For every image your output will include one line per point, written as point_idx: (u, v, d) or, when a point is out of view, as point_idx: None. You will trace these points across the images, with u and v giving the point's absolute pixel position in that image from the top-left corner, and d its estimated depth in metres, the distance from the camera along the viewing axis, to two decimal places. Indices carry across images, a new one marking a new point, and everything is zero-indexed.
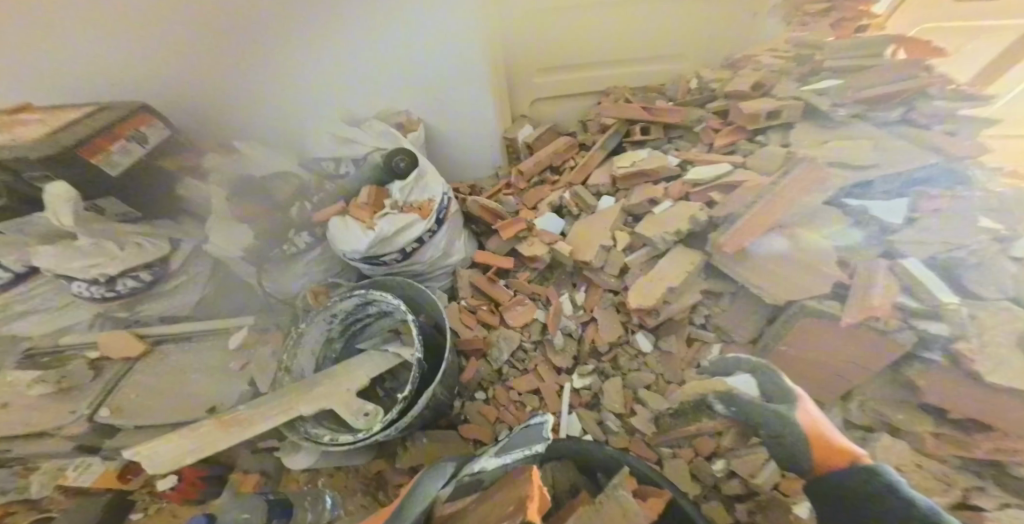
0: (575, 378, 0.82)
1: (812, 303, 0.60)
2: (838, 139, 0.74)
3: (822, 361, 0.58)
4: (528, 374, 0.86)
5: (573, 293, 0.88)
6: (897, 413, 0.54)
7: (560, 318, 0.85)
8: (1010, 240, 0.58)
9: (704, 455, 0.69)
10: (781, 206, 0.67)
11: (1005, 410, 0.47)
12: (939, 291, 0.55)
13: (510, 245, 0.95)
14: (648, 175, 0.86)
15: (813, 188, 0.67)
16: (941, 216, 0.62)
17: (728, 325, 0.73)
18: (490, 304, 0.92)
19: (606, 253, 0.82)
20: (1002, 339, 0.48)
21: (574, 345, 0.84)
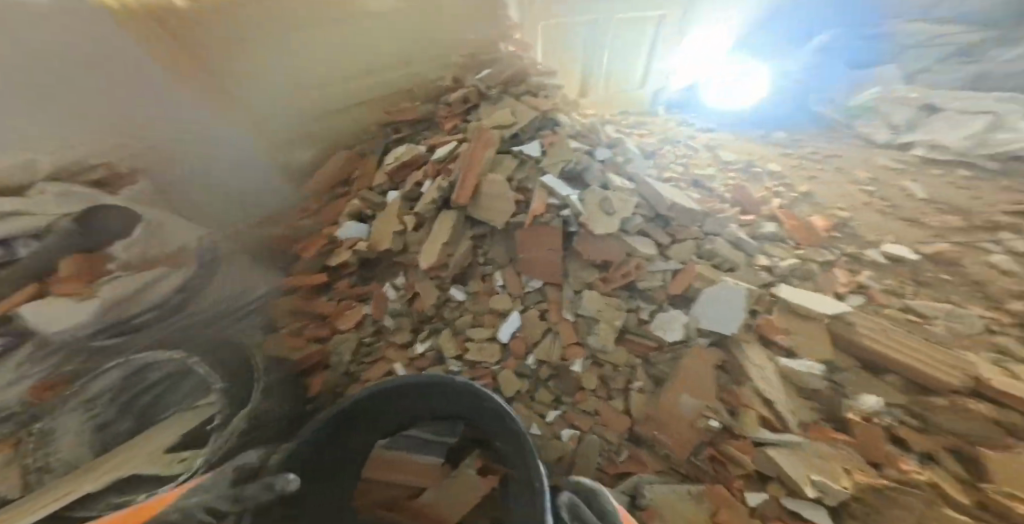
0: (418, 345, 0.95)
1: (515, 220, 0.94)
2: (502, 111, 1.10)
3: (541, 256, 0.93)
4: (377, 363, 0.95)
5: (393, 281, 1.01)
6: (584, 271, 0.93)
7: (386, 305, 0.98)
8: (593, 150, 1.08)
9: (521, 357, 0.91)
10: (477, 160, 0.99)
11: (604, 246, 0.92)
12: (563, 190, 0.95)
13: (320, 263, 1.03)
14: (411, 166, 1.07)
15: (486, 146, 1.01)
16: (554, 145, 1.04)
17: (497, 257, 0.98)
18: (317, 319, 0.99)
19: (402, 237, 1.00)
20: (592, 207, 0.94)
21: (407, 321, 0.97)
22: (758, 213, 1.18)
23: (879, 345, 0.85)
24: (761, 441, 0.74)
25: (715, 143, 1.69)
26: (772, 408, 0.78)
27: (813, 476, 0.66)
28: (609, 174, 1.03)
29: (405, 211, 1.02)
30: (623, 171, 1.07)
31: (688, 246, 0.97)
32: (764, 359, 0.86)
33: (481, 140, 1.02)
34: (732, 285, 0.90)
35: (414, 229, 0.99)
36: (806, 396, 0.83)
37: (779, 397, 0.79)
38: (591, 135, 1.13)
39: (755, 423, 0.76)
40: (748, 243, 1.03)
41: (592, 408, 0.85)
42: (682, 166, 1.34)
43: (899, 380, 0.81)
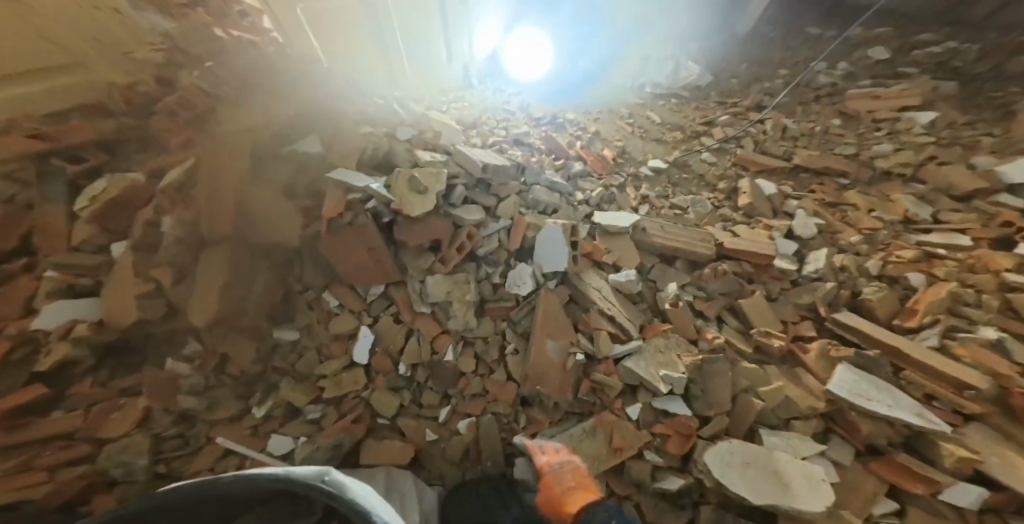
0: (256, 411, 0.75)
1: (308, 231, 0.81)
2: (255, 105, 0.88)
3: (360, 259, 0.81)
4: (203, 449, 0.69)
5: (180, 351, 0.74)
6: (419, 259, 0.85)
7: (179, 385, 0.71)
8: (395, 132, 1.01)
9: (389, 369, 0.81)
10: (225, 173, 0.78)
11: (428, 225, 0.85)
12: (359, 180, 0.83)
13: (22, 372, 0.61)
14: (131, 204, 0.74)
15: (235, 153, 0.80)
16: (338, 135, 0.92)
17: (314, 280, 0.84)
18: (56, 440, 0.61)
19: (161, 293, 0.71)
20: (399, 189, 0.84)
21: (227, 389, 0.75)
22: (567, 155, 1.34)
23: (667, 243, 1.12)
24: (617, 356, 0.86)
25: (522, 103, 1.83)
26: (614, 323, 0.92)
27: (662, 373, 0.83)
28: (418, 151, 0.97)
29: (144, 265, 0.70)
30: (433, 146, 1.02)
31: (514, 201, 0.99)
32: (600, 281, 0.98)
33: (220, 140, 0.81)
34: (553, 226, 0.97)
35: (174, 282, 0.71)
36: (635, 301, 1.01)
37: (618, 312, 0.93)
38: (391, 119, 1.08)
39: (609, 343, 0.88)
40: (561, 184, 1.14)
41: (479, 388, 0.81)
42: (492, 126, 1.40)
43: (683, 264, 1.11)
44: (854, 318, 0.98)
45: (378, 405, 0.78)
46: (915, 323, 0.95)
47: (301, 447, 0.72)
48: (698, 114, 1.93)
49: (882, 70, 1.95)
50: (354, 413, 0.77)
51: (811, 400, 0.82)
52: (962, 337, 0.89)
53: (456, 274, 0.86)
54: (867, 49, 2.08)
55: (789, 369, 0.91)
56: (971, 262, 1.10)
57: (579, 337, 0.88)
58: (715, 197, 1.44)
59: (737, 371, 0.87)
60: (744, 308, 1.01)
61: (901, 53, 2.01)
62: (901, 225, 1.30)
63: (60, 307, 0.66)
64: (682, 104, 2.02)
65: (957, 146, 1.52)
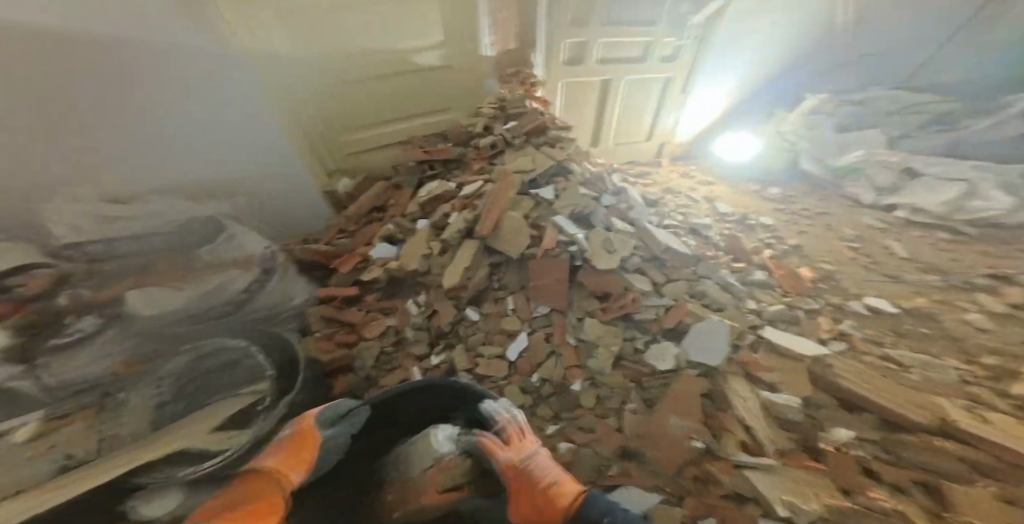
0: (432, 358, 1.05)
1: (529, 252, 1.08)
2: (520, 157, 1.26)
3: (549, 284, 1.06)
4: (395, 370, 1.03)
5: (416, 298, 1.12)
6: (584, 300, 1.05)
7: (408, 320, 1.09)
8: (600, 198, 1.22)
9: (526, 373, 1.00)
10: (499, 200, 1.14)
11: (605, 280, 1.04)
12: (570, 228, 1.09)
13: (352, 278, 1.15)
14: (441, 199, 1.23)
15: (508, 189, 1.16)
16: (565, 190, 1.18)
17: (510, 282, 1.11)
18: (346, 327, 1.09)
19: (428, 259, 1.12)
20: (594, 245, 1.08)
21: (424, 334, 1.07)
22: (749, 261, 1.31)
23: (851, 387, 0.90)
24: (740, 463, 0.79)
25: (715, 195, 1.85)
26: (751, 434, 0.84)
27: (784, 498, 0.70)
28: (614, 219, 1.18)
29: (432, 238, 1.15)
30: (626, 218, 1.20)
31: (680, 286, 1.08)
32: (747, 390, 0.93)
33: (504, 182, 1.18)
34: (718, 322, 1.01)
35: (439, 253, 1.12)
36: (786, 429, 0.87)
37: (757, 425, 0.85)
38: (599, 183, 1.28)
39: (732, 446, 0.82)
40: (735, 286, 1.14)
41: (590, 425, 0.91)
42: (683, 212, 1.51)
43: (872, 419, 0.86)
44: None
45: (510, 396, 0.96)
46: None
47: None
48: (981, 258, 1.46)
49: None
50: (488, 391, 0.98)
51: None
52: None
53: (607, 326, 1.01)
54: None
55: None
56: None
57: (713, 434, 0.85)
58: (970, 368, 1.06)
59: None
60: (947, 490, 0.70)
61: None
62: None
63: (384, 249, 1.17)
64: (956, 240, 1.56)
65: None
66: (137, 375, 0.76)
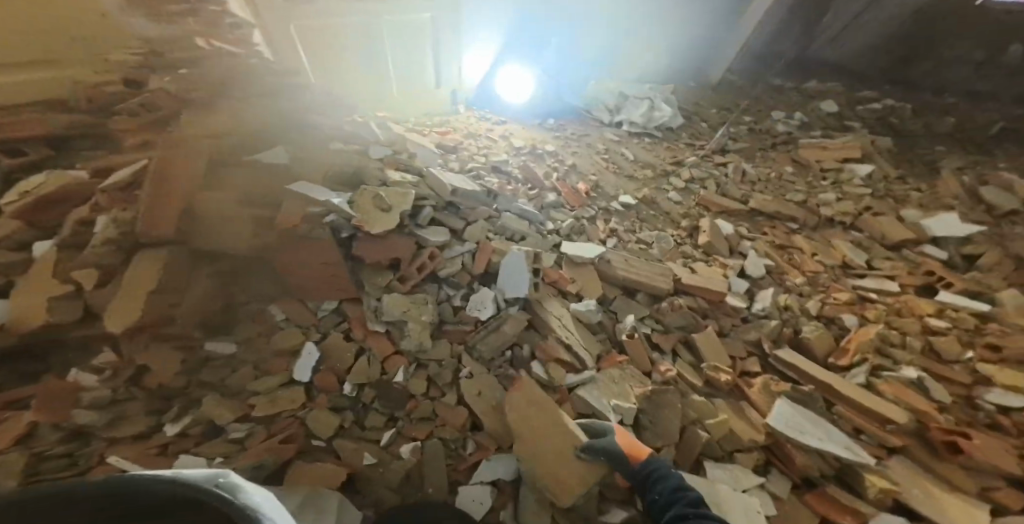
0: (166, 428, 0.67)
1: (260, 239, 0.79)
2: (210, 116, 0.91)
3: (315, 273, 0.80)
4: (89, 471, 0.60)
5: (87, 361, 0.69)
6: (375, 276, 0.85)
7: (83, 394, 0.66)
8: (365, 151, 1.02)
9: (335, 389, 0.77)
10: (183, 178, 0.77)
11: (387, 243, 0.86)
12: (322, 195, 0.84)
13: None
14: (66, 200, 0.80)
15: (196, 161, 0.80)
16: (302, 151, 0.93)
17: (262, 291, 0.83)
18: None
19: (78, 298, 0.70)
20: (360, 205, 0.86)
21: (139, 404, 0.68)
22: (543, 186, 1.40)
23: (628, 276, 1.16)
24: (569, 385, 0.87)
25: (511, 133, 1.89)
26: (569, 351, 0.92)
27: (613, 403, 0.85)
28: (390, 171, 0.98)
29: (69, 264, 0.72)
30: (407, 167, 1.03)
31: (480, 227, 1.01)
32: (560, 310, 0.99)
33: (167, 156, 0.80)
34: (516, 252, 0.99)
35: (96, 286, 0.70)
36: (595, 332, 1.03)
37: (576, 340, 0.94)
38: (358, 136, 1.06)
39: (560, 373, 0.88)
40: (533, 214, 1.18)
41: (428, 411, 0.78)
42: (474, 152, 1.47)
43: (643, 297, 1.16)
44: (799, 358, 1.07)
45: (318, 425, 0.73)
46: (847, 363, 1.07)
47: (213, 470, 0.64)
48: (669, 154, 2.05)
49: (827, 129, 2.18)
50: (281, 433, 0.71)
51: (756, 435, 0.90)
52: (886, 375, 1.03)
53: (413, 293, 0.86)
54: (817, 107, 2.30)
55: (735, 402, 0.97)
56: (898, 307, 1.25)
57: (533, 364, 0.88)
58: (678, 234, 1.52)
59: (688, 404, 0.91)
60: (697, 342, 1.08)
61: (842, 116, 2.26)
62: (839, 269, 1.42)
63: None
64: (654, 143, 2.15)
65: (888, 199, 1.72)
66: None
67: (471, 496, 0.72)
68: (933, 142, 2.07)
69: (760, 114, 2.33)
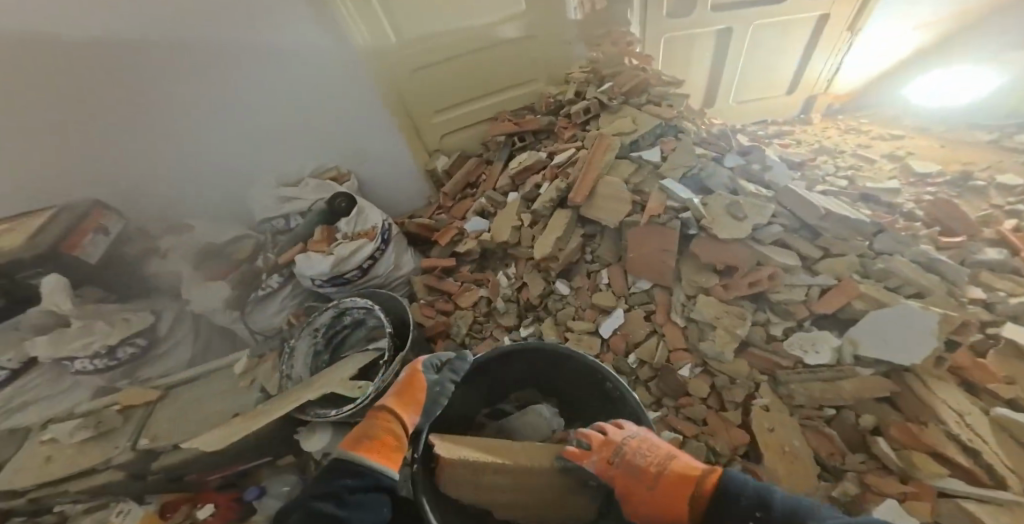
0: (522, 329, 1.02)
1: (626, 220, 0.94)
2: (610, 116, 1.14)
3: (654, 255, 0.89)
4: (486, 340, 1.05)
5: (506, 270, 1.10)
6: (692, 273, 0.86)
7: (499, 290, 1.07)
8: (720, 158, 1.02)
9: (621, 353, 0.88)
10: (594, 165, 1.02)
11: (726, 250, 0.83)
12: (681, 194, 0.91)
13: (450, 251, 1.19)
14: (530, 170, 1.15)
15: (604, 152, 1.04)
16: (675, 151, 1.02)
17: (605, 254, 0.99)
18: (444, 296, 1.13)
19: (517, 232, 1.07)
20: (715, 211, 0.88)
21: (514, 306, 1.05)
22: (976, 229, 0.87)
23: None
24: (948, 488, 0.57)
25: (900, 151, 1.30)
26: (972, 456, 0.57)
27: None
28: (741, 181, 0.96)
29: (523, 208, 1.10)
30: (759, 181, 0.97)
31: (847, 261, 0.80)
32: (967, 404, 0.62)
33: (597, 145, 1.06)
34: (911, 305, 0.69)
35: (529, 226, 1.06)
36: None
37: (1000, 452, 0.57)
38: (719, 142, 1.08)
39: (937, 468, 0.59)
40: (947, 263, 0.78)
41: (700, 415, 0.76)
42: (848, 174, 1.14)
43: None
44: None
45: None
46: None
47: None
48: None
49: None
50: None
51: None
52: None
53: (729, 305, 0.80)
54: None
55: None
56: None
57: (875, 439, 0.64)
58: None
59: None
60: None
61: None
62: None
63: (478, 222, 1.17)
64: None
65: None
66: (301, 325, 0.95)
67: None
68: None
69: None
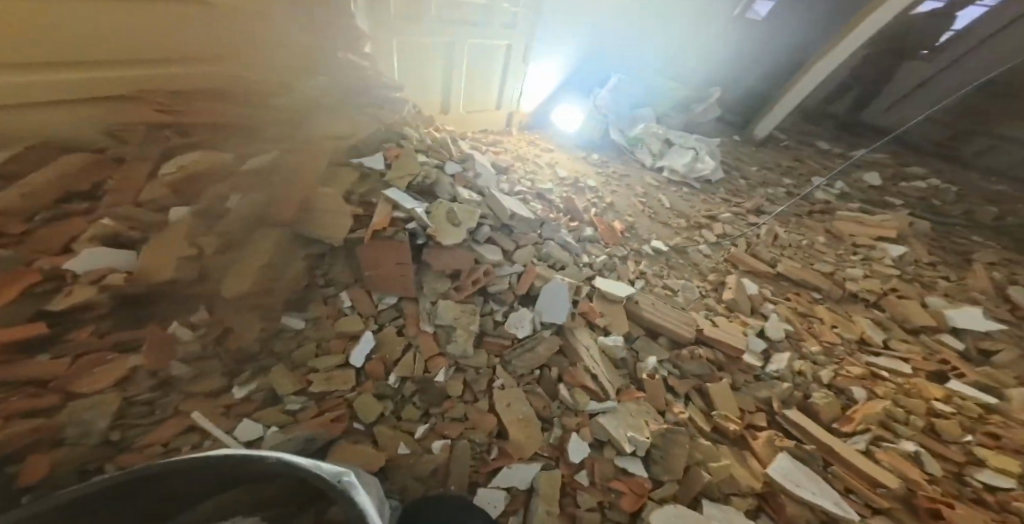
0: (237, 388, 0.81)
1: (354, 235, 0.92)
2: (328, 114, 1.04)
3: (392, 272, 0.94)
4: (167, 421, 0.73)
5: (186, 318, 0.79)
6: (433, 282, 0.97)
7: (175, 348, 0.77)
8: (445, 165, 1.14)
9: (380, 377, 0.91)
10: (305, 173, 0.92)
11: (451, 256, 0.98)
12: (408, 204, 0.97)
13: (32, 308, 0.65)
14: (209, 176, 0.85)
15: (316, 154, 0.95)
16: (400, 156, 1.05)
17: (341, 276, 0.96)
18: (24, 389, 0.63)
19: (196, 262, 0.79)
20: (439, 218, 0.99)
21: (214, 363, 0.81)
22: (581, 219, 1.50)
23: (652, 319, 1.28)
24: (591, 411, 1.00)
25: (554, 161, 2.00)
26: (597, 382, 1.05)
27: (630, 434, 0.97)
28: (459, 187, 1.11)
29: (198, 229, 0.80)
30: (473, 185, 1.15)
31: (529, 251, 1.14)
32: (587, 339, 1.12)
33: (311, 147, 0.95)
34: (559, 282, 1.13)
35: (215, 251, 0.81)
36: (618, 366, 1.15)
37: (602, 373, 1.07)
38: (442, 148, 1.19)
39: (585, 398, 1.01)
40: (574, 245, 1.30)
41: (460, 413, 0.92)
42: (527, 176, 1.59)
43: (665, 340, 1.27)
44: (801, 416, 1.16)
45: (359, 408, 0.86)
46: (850, 429, 1.13)
47: (270, 435, 0.78)
48: (705, 207, 2.13)
49: (866, 201, 2.18)
50: (327, 410, 0.85)
51: (754, 482, 0.99)
52: (887, 446, 1.08)
53: (465, 305, 0.98)
54: (857, 179, 2.37)
55: (739, 450, 1.07)
56: (909, 388, 1.29)
57: (560, 387, 1.02)
58: (703, 286, 1.61)
59: (694, 446, 1.03)
60: (709, 391, 1.19)
61: (883, 192, 2.29)
62: (856, 344, 1.47)
63: (95, 254, 0.72)
64: (692, 194, 2.23)
65: (915, 283, 1.75)
66: None
67: (488, 497, 0.84)
68: (971, 229, 1.97)
69: (801, 181, 2.39)
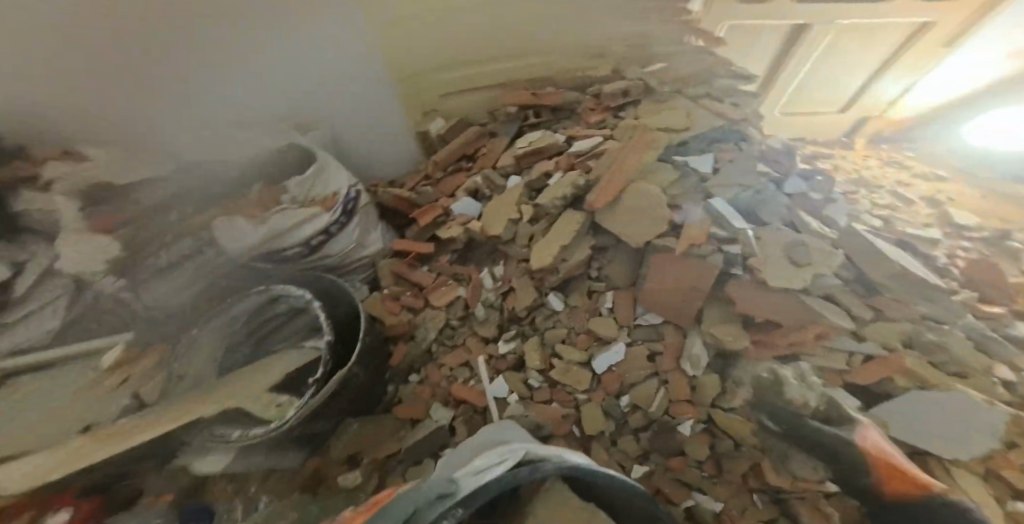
0: (501, 344, 0.90)
1: (660, 242, 0.82)
2: (666, 110, 1.01)
3: (673, 294, 0.78)
4: (459, 347, 0.92)
5: (492, 269, 0.96)
6: (715, 316, 0.77)
7: (480, 292, 0.94)
8: (780, 180, 0.90)
9: (613, 394, 0.80)
10: (631, 169, 0.90)
11: (772, 300, 0.74)
12: (734, 221, 0.81)
13: (431, 234, 1.04)
14: (540, 155, 1.02)
15: (649, 149, 0.93)
16: (736, 164, 0.90)
17: (614, 277, 0.87)
18: (414, 289, 0.99)
19: (514, 227, 0.94)
20: (772, 252, 0.77)
21: (496, 314, 0.93)
22: (1008, 305, 0.81)
23: None
24: None
25: (939, 195, 1.22)
26: None
27: None
28: (799, 213, 0.86)
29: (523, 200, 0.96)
30: (819, 214, 0.88)
31: (894, 329, 0.71)
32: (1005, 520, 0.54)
33: (639, 138, 0.94)
34: (959, 399, 0.61)
35: (529, 222, 0.92)
36: None
37: None
38: (780, 159, 0.94)
39: None
40: (998, 346, 0.70)
41: (687, 480, 0.72)
42: (882, 212, 1.05)
43: None
44: None
45: (586, 416, 0.80)
46: None
47: (511, 401, 0.84)
48: None
49: None
50: (556, 400, 0.83)
51: None
52: None
53: (753, 364, 0.71)
54: None
55: None
56: None
57: None
58: None
59: None
60: None
61: None
62: None
63: (467, 203, 1.02)
64: None
65: None
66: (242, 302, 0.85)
67: None
68: None
69: None
